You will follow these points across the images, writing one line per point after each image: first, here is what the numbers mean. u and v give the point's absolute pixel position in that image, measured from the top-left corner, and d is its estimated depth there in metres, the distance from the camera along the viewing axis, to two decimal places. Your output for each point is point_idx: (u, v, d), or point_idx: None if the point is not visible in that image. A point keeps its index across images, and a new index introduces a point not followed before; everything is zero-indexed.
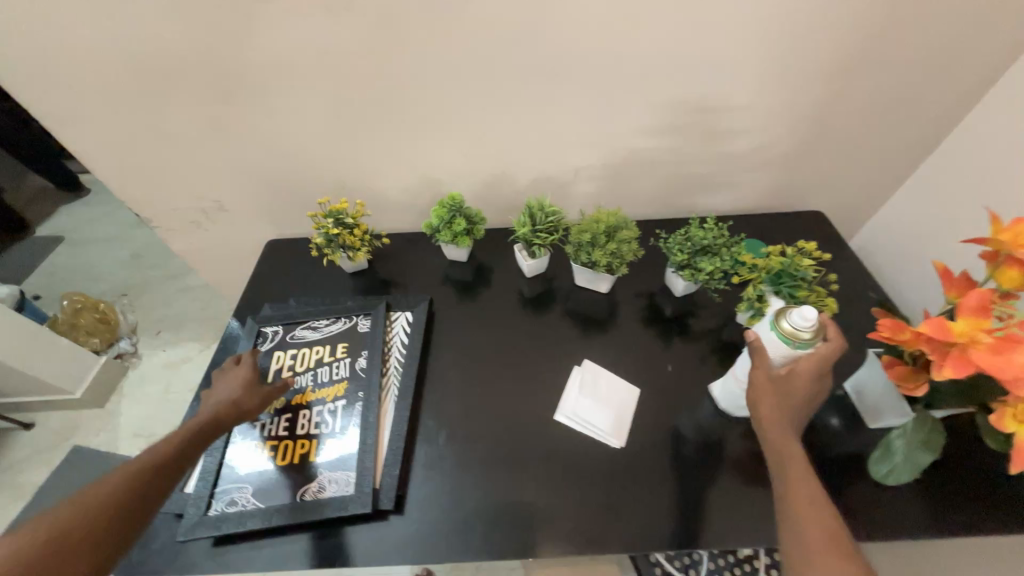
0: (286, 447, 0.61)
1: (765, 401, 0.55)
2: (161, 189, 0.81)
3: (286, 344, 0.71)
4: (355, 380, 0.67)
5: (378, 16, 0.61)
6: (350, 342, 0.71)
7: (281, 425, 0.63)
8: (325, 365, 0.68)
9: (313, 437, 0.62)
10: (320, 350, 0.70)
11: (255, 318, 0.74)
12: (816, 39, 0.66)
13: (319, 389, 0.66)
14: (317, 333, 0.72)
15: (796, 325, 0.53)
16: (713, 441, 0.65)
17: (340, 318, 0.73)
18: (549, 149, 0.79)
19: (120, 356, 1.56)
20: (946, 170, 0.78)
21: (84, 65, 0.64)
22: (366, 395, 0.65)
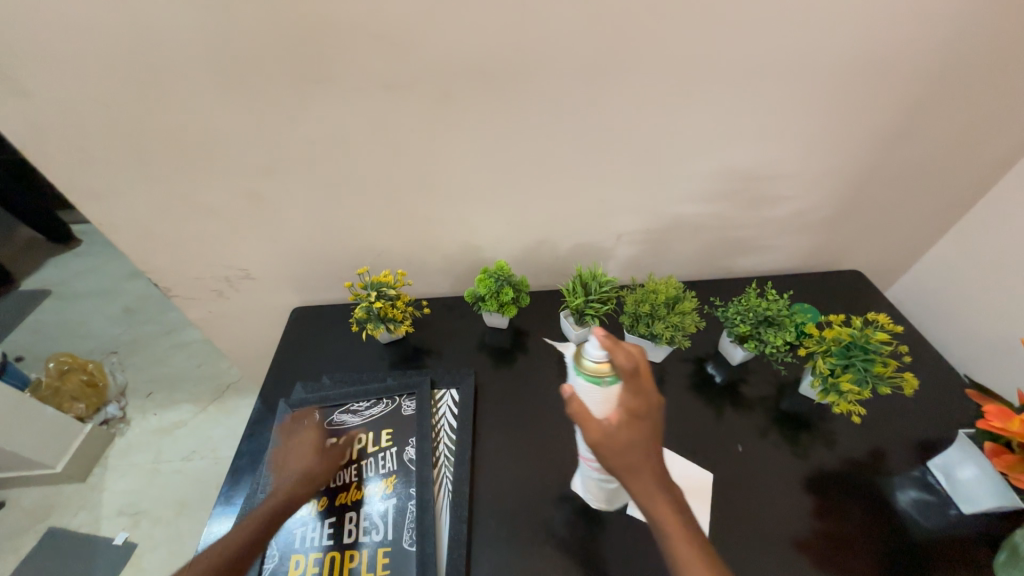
0: (332, 560, 0.55)
1: (609, 443, 0.47)
2: (186, 259, 0.77)
3: (324, 432, 0.65)
4: (405, 474, 0.61)
5: (440, 96, 0.61)
6: (394, 429, 0.65)
7: (325, 532, 0.57)
8: (369, 457, 0.63)
9: (364, 547, 0.56)
10: (362, 438, 0.65)
11: (289, 403, 0.68)
12: (859, 114, 0.68)
13: (364, 486, 0.60)
14: (357, 418, 0.67)
15: (596, 361, 0.48)
16: (796, 530, 0.60)
17: (382, 400, 0.69)
18: (594, 215, 0.78)
19: (106, 423, 1.44)
20: (987, 234, 0.79)
21: (122, 141, 0.61)
22: (418, 491, 0.60)
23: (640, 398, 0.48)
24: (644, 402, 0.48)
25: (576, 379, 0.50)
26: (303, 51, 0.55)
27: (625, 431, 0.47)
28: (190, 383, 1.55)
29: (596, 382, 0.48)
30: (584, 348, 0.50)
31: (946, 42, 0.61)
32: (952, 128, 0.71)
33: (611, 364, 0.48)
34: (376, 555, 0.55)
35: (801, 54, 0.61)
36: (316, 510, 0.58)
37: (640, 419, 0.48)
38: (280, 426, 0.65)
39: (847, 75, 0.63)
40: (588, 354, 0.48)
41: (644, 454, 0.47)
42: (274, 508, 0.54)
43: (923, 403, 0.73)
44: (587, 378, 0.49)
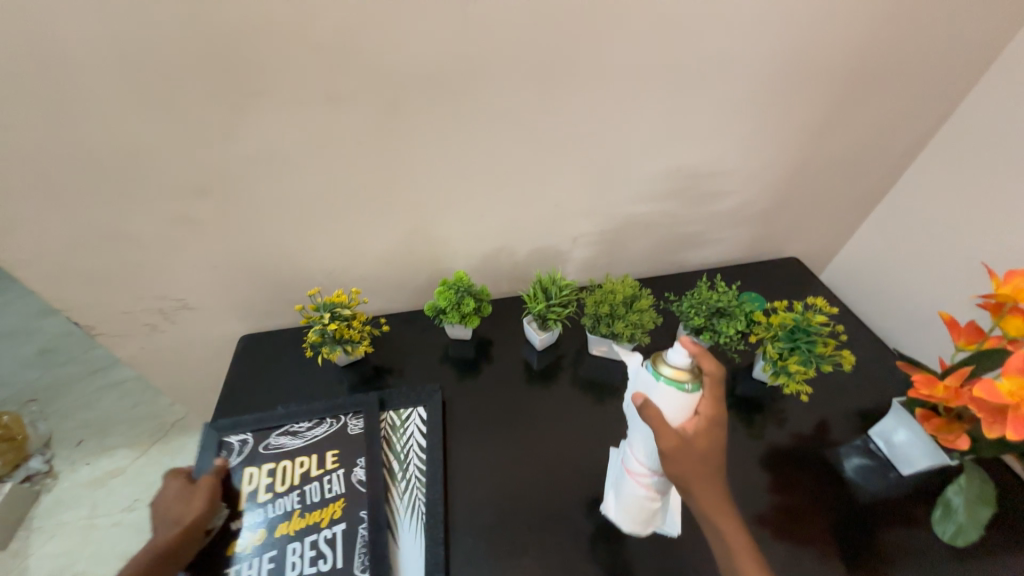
0: None
1: (686, 451, 0.49)
2: (113, 293, 0.71)
3: (259, 457, 0.62)
4: (354, 497, 0.59)
5: (386, 108, 0.59)
6: (339, 449, 0.63)
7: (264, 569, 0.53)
8: (313, 481, 0.60)
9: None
10: (304, 460, 0.62)
11: (216, 426, 0.64)
12: (785, 113, 0.73)
13: (308, 513, 0.57)
14: (298, 439, 0.64)
15: (677, 367, 0.51)
16: (759, 508, 0.62)
17: (325, 419, 0.66)
18: (549, 221, 0.79)
19: (29, 479, 1.29)
20: (901, 217, 0.88)
21: (24, 168, 0.55)
22: (369, 513, 0.57)
23: (717, 409, 0.51)
24: (718, 412, 0.51)
25: (653, 385, 0.52)
26: (234, 64, 0.52)
27: (701, 440, 0.50)
28: (126, 426, 1.41)
29: (676, 391, 0.50)
30: (665, 356, 0.52)
31: (854, 45, 0.67)
32: (865, 122, 0.78)
33: (690, 372, 0.51)
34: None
35: (730, 57, 0.65)
36: (253, 545, 0.55)
37: (715, 428, 0.51)
38: (209, 455, 0.62)
39: (773, 76, 0.68)
40: (671, 361, 0.51)
41: (715, 460, 0.51)
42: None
43: (860, 376, 0.79)
44: (668, 383, 0.51)
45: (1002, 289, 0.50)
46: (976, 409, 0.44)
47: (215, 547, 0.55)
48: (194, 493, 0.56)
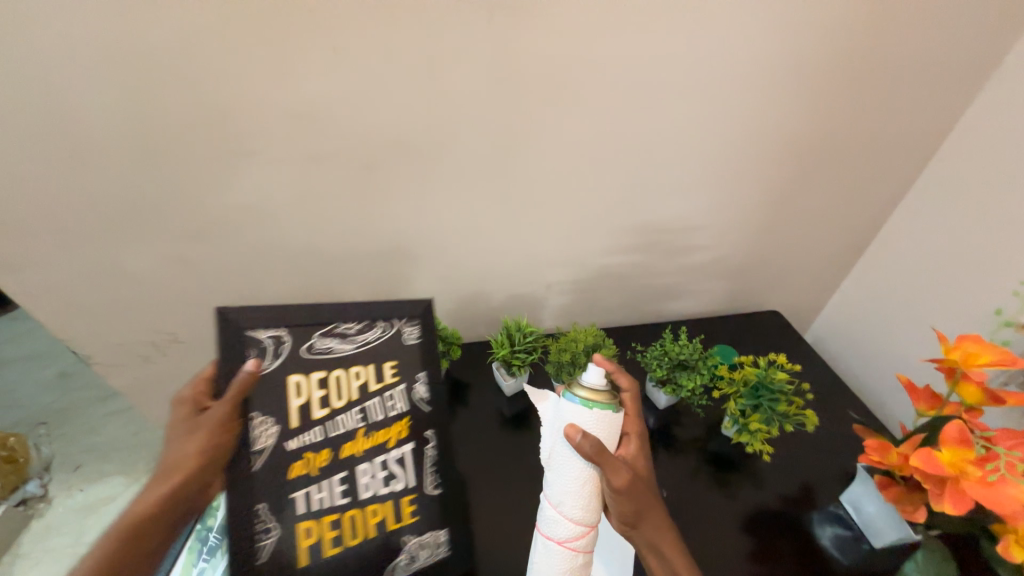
0: (352, 518, 0.52)
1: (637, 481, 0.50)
2: (110, 325, 0.76)
3: (304, 363, 0.53)
4: (419, 417, 0.56)
5: (367, 165, 0.65)
6: (400, 361, 0.57)
7: (335, 489, 0.52)
8: (374, 398, 0.54)
9: (386, 499, 0.53)
10: (360, 371, 0.55)
11: (230, 318, 0.52)
12: (749, 175, 0.77)
13: (373, 432, 0.54)
14: (349, 344, 0.55)
15: (593, 387, 0.50)
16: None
17: (379, 322, 0.57)
18: (522, 269, 0.82)
19: (24, 502, 1.32)
20: (883, 275, 0.88)
21: (42, 215, 0.62)
22: (436, 435, 0.56)
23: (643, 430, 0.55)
24: (642, 432, 0.55)
25: (580, 414, 0.49)
26: (231, 128, 0.59)
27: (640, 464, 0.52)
28: (123, 453, 1.44)
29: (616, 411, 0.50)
30: (577, 380, 0.51)
31: (813, 113, 0.71)
32: (834, 183, 0.80)
33: (609, 392, 0.51)
34: (399, 505, 0.54)
35: (692, 123, 0.69)
36: (316, 469, 0.51)
37: (643, 449, 0.54)
38: (234, 354, 0.51)
39: (737, 140, 0.72)
40: (586, 383, 0.50)
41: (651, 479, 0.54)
42: (184, 475, 0.48)
43: (840, 436, 0.76)
44: (598, 406, 0.49)
45: (952, 353, 0.49)
46: (919, 477, 0.44)
47: (269, 471, 0.50)
48: (231, 400, 0.49)
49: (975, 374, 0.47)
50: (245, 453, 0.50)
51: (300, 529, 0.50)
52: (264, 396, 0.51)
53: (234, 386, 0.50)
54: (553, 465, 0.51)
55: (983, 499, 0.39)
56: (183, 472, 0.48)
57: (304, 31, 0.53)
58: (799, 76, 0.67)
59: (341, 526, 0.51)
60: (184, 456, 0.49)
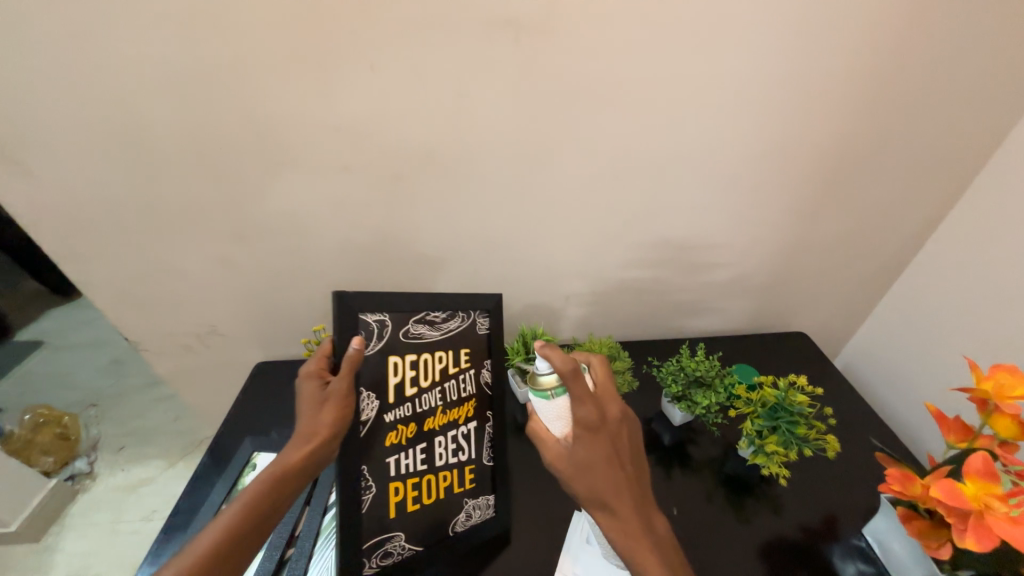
0: (428, 480, 0.61)
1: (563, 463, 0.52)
2: (157, 317, 0.82)
3: (400, 346, 0.60)
4: (483, 398, 0.66)
5: (394, 176, 0.69)
6: (472, 349, 0.65)
7: (417, 456, 0.61)
8: (451, 380, 0.63)
9: (454, 468, 0.63)
10: (443, 356, 0.63)
11: (345, 301, 0.56)
12: (775, 194, 0.75)
13: (450, 410, 0.63)
14: (435, 331, 0.62)
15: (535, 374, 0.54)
16: None
17: (457, 313, 0.64)
18: (541, 279, 0.83)
19: (73, 478, 1.42)
20: (920, 300, 0.84)
21: (107, 214, 0.69)
22: (493, 415, 0.66)
23: (592, 416, 0.51)
24: (590, 418, 0.51)
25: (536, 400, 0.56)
26: (272, 138, 0.64)
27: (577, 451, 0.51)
28: (162, 438, 1.53)
29: (551, 398, 0.53)
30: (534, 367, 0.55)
31: (842, 134, 0.69)
32: (864, 204, 0.78)
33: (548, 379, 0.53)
34: (464, 473, 0.64)
35: (713, 143, 0.69)
36: (406, 439, 0.60)
37: (591, 435, 0.51)
38: (345, 329, 0.56)
39: (763, 158, 0.71)
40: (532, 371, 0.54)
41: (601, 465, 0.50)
42: (322, 440, 0.52)
43: (868, 467, 0.73)
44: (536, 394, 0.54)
45: (985, 385, 0.47)
46: (942, 512, 0.42)
47: (371, 439, 0.58)
48: (347, 369, 0.54)
49: (1009, 408, 0.45)
50: (356, 421, 0.56)
51: (390, 488, 0.59)
52: (370, 371, 0.58)
53: (351, 360, 0.55)
54: None
55: (1009, 538, 0.37)
56: (321, 436, 0.52)
57: (341, 53, 0.58)
58: (827, 97, 0.66)
59: (421, 486, 0.61)
60: (317, 421, 0.53)
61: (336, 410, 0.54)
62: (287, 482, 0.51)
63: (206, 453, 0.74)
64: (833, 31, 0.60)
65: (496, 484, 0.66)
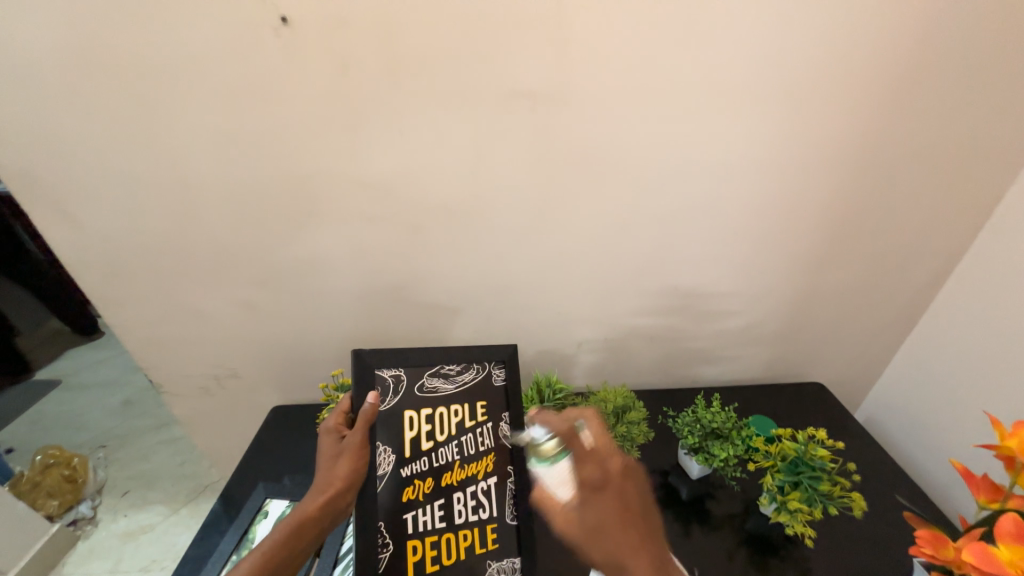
0: (448, 540, 0.59)
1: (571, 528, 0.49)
2: (182, 359, 0.85)
3: (415, 400, 0.64)
4: (502, 451, 0.64)
5: (416, 228, 0.73)
6: (488, 401, 0.66)
7: (435, 512, 0.60)
8: (468, 432, 0.64)
9: (475, 526, 0.60)
10: (458, 409, 0.64)
11: (364, 360, 0.63)
12: (781, 245, 0.78)
13: (468, 464, 0.62)
14: (450, 384, 0.66)
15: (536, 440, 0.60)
16: None
17: (471, 366, 0.67)
18: (554, 326, 0.85)
19: (74, 523, 1.40)
20: (938, 352, 0.83)
21: (148, 260, 0.74)
22: (515, 470, 0.63)
23: (598, 474, 0.53)
24: (600, 471, 0.54)
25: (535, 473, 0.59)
26: (305, 193, 0.69)
27: (588, 509, 0.50)
28: (167, 482, 1.51)
29: (553, 463, 0.56)
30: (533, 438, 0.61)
31: (842, 191, 0.73)
32: (870, 255, 0.80)
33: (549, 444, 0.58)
34: (485, 532, 0.60)
35: (718, 198, 0.73)
36: (423, 493, 0.60)
37: (602, 493, 0.51)
38: (364, 385, 0.63)
39: (767, 213, 0.74)
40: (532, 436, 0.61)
41: (614, 518, 0.49)
42: (341, 488, 0.55)
43: (897, 527, 0.70)
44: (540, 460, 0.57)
45: (1008, 441, 0.47)
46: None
47: (388, 494, 0.59)
48: (364, 420, 0.59)
49: None
50: (373, 475, 0.59)
51: (408, 547, 0.58)
52: (388, 426, 0.62)
53: (367, 414, 0.59)
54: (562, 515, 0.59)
55: None
56: (339, 485, 0.55)
57: (374, 119, 0.64)
58: (824, 158, 0.70)
59: (440, 547, 0.59)
60: (337, 470, 0.56)
61: (354, 461, 0.57)
62: (305, 532, 0.53)
63: (218, 500, 0.73)
64: (825, 99, 0.65)
65: (522, 547, 0.60)
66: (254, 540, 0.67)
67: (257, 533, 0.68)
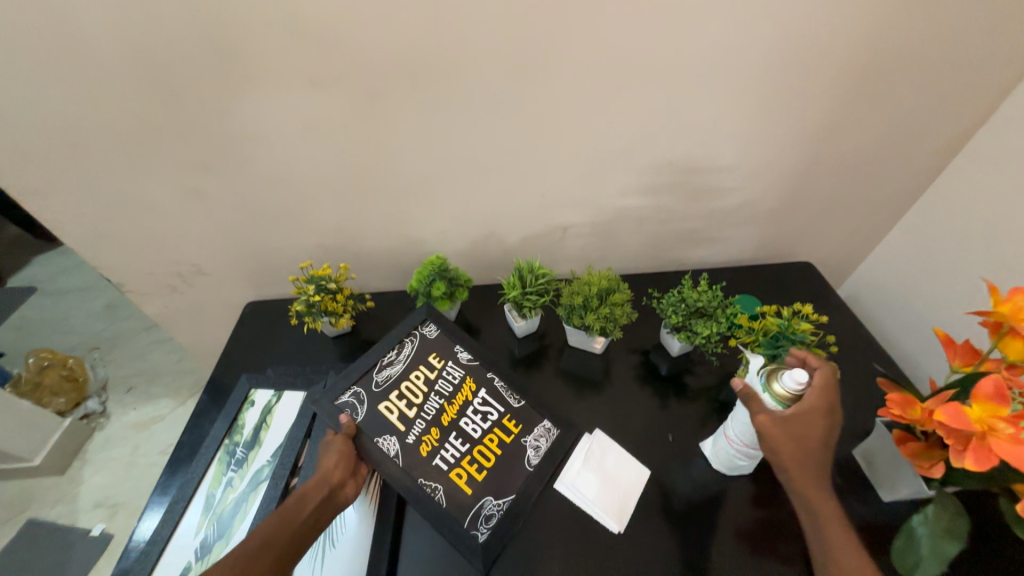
0: (483, 450, 0.63)
1: (783, 447, 0.50)
2: (138, 256, 0.79)
3: (380, 394, 0.64)
4: (475, 372, 0.67)
5: (369, 95, 0.61)
6: (438, 350, 0.68)
7: (454, 444, 0.62)
8: (438, 383, 0.66)
9: (494, 428, 0.64)
10: (419, 373, 0.66)
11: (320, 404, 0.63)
12: (794, 108, 0.68)
13: (454, 400, 0.65)
14: (397, 365, 0.66)
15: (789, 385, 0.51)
16: (712, 500, 0.63)
17: (405, 340, 0.68)
18: (538, 210, 0.79)
19: (86, 417, 1.47)
20: (936, 226, 0.80)
21: (58, 141, 0.63)
22: (495, 371, 0.68)
23: (829, 400, 0.51)
24: (826, 402, 0.50)
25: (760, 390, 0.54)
26: (227, 49, 0.56)
27: (806, 428, 0.50)
28: (169, 378, 1.56)
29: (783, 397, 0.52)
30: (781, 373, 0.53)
31: (878, 34, 0.60)
32: (890, 120, 0.71)
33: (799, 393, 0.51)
34: (505, 425, 0.65)
35: (728, 49, 0.61)
36: (434, 443, 0.62)
37: (826, 414, 0.50)
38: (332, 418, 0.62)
39: (784, 65, 0.63)
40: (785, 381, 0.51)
41: (790, 450, 0.50)
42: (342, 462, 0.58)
43: (864, 391, 0.73)
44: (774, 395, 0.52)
45: (1001, 307, 0.45)
46: (941, 434, 0.42)
47: (409, 463, 0.61)
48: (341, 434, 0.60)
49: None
50: (387, 459, 0.61)
51: (455, 481, 0.61)
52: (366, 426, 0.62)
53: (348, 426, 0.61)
54: (732, 417, 0.60)
55: (1008, 457, 0.37)
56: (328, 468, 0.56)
57: None
58: None
59: (476, 458, 0.62)
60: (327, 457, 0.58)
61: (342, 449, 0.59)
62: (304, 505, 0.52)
63: (204, 391, 0.74)
64: None
65: (541, 409, 0.66)
66: (245, 428, 0.67)
67: (247, 420, 0.68)
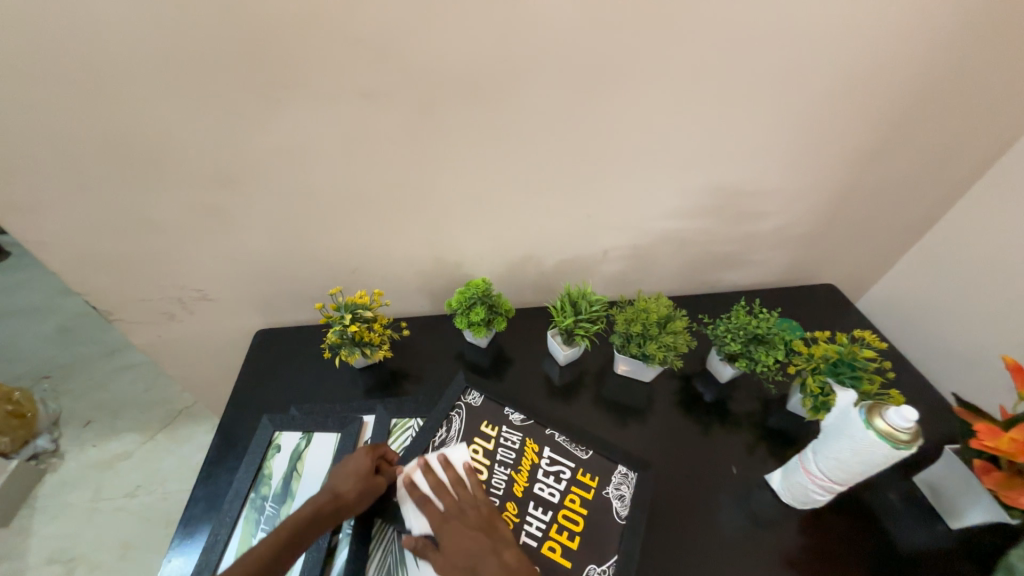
0: (568, 515, 0.57)
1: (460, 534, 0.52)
2: (135, 280, 0.70)
3: None
4: (534, 432, 0.63)
5: (423, 108, 0.57)
6: (488, 418, 0.64)
7: (536, 516, 0.57)
8: (498, 455, 0.61)
9: (572, 487, 0.59)
10: (476, 447, 0.61)
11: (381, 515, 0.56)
12: (838, 134, 0.69)
13: (520, 468, 0.60)
14: (450, 444, 0.61)
15: (894, 425, 0.44)
16: (778, 532, 0.61)
17: (451, 414, 0.63)
18: (582, 232, 0.76)
19: (36, 457, 1.29)
20: (953, 251, 0.83)
21: (57, 150, 0.54)
22: (551, 426, 0.63)
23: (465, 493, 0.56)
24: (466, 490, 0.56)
25: (854, 427, 0.47)
26: (274, 55, 0.50)
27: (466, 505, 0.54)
28: (137, 410, 1.40)
29: (890, 445, 0.45)
30: (882, 410, 0.46)
31: (923, 66, 0.63)
32: (921, 150, 0.73)
33: (910, 435, 0.44)
34: (582, 481, 0.59)
35: (786, 74, 0.61)
36: (516, 518, 0.57)
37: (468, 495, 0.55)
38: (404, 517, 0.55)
39: (834, 94, 0.64)
40: (887, 420, 0.45)
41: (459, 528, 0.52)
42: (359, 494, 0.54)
43: None
44: (877, 437, 0.45)
45: None
46: None
47: None
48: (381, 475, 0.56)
49: None
50: None
51: (552, 558, 0.54)
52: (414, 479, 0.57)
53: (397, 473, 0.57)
54: (813, 449, 0.53)
55: None
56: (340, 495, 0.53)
57: None
58: (922, 21, 0.58)
59: (564, 524, 0.57)
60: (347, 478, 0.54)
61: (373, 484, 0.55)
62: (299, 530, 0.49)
63: (215, 436, 0.65)
64: None
65: (611, 454, 0.62)
66: (273, 478, 0.59)
67: (274, 468, 0.60)
